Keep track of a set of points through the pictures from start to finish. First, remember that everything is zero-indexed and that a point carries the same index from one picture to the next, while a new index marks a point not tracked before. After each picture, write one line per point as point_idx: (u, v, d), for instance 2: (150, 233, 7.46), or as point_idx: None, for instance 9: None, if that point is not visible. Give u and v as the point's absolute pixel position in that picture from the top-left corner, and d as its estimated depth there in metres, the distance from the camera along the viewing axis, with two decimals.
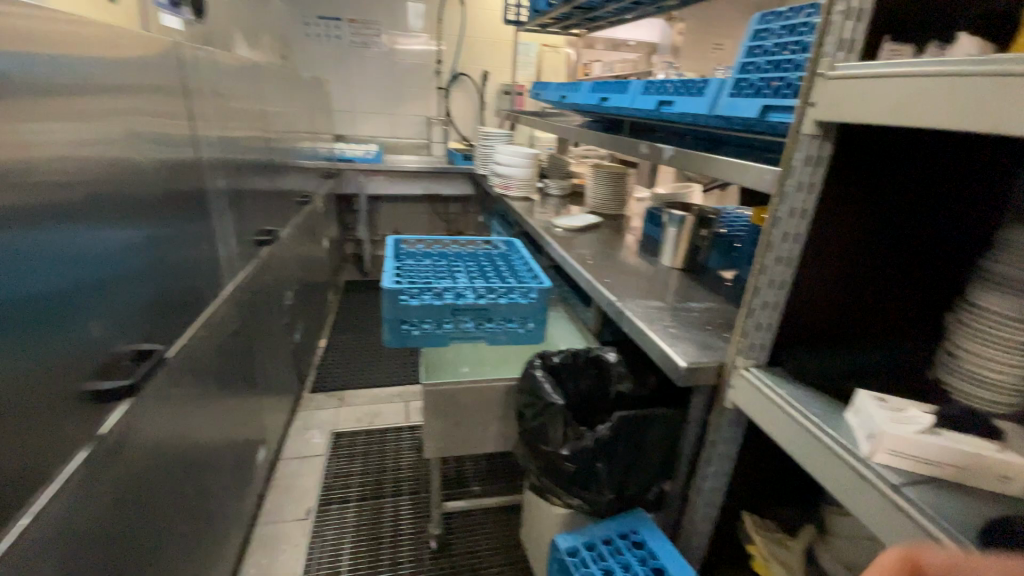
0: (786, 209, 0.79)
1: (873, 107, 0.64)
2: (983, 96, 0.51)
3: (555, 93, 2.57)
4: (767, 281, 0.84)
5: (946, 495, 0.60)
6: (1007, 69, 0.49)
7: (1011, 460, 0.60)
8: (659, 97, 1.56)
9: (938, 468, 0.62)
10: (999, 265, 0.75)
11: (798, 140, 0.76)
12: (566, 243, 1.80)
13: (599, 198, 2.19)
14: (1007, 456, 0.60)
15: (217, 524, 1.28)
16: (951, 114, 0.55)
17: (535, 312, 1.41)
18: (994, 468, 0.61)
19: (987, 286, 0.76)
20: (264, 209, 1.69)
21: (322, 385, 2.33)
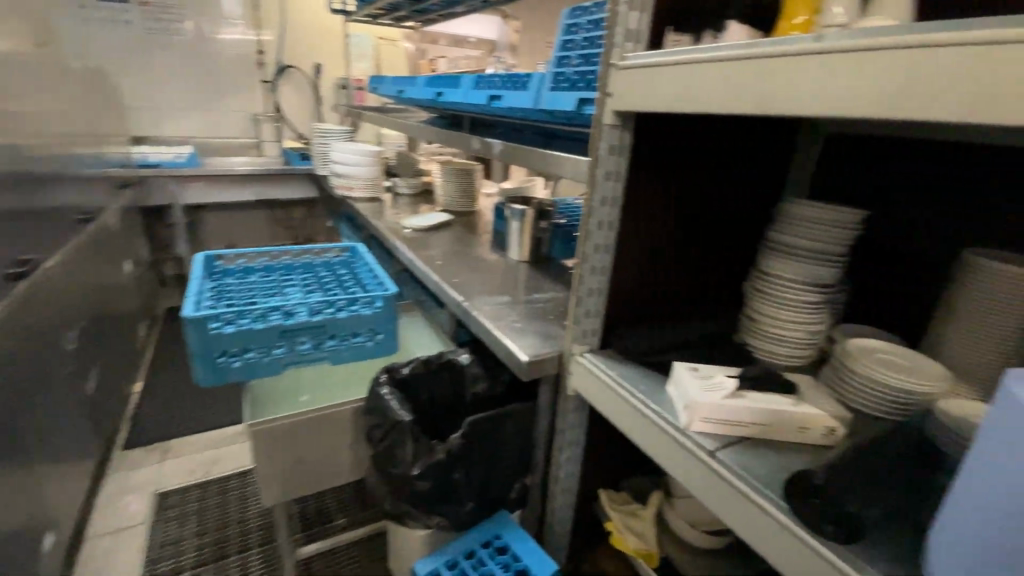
0: (599, 198, 0.81)
1: (662, 93, 0.67)
2: (748, 78, 0.56)
3: (392, 88, 2.45)
4: (590, 269, 0.86)
5: (750, 451, 0.65)
6: (766, 52, 0.54)
7: (797, 410, 0.66)
8: (489, 91, 1.55)
9: (743, 428, 0.67)
10: (787, 239, 0.85)
11: (601, 131, 0.78)
12: (413, 244, 1.71)
13: (447, 195, 2.14)
14: (795, 407, 0.67)
15: None
16: (725, 97, 0.59)
17: (382, 322, 1.31)
18: (789, 420, 0.67)
19: (780, 259, 0.86)
20: (14, 232, 1.32)
21: (140, 437, 1.94)
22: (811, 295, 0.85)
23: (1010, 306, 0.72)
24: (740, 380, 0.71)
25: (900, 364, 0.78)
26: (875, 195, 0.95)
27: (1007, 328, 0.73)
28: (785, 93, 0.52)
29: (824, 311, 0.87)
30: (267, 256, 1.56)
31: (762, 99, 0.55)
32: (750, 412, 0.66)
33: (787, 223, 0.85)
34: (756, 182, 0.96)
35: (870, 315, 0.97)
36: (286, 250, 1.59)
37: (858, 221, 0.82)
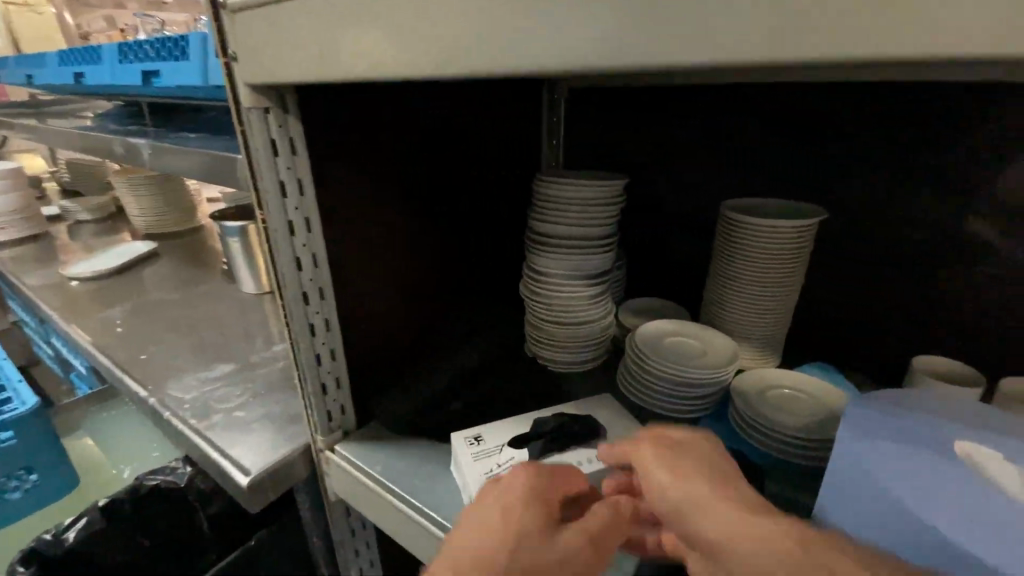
0: (282, 227, 0.51)
1: (306, 49, 0.39)
2: (417, 12, 0.32)
3: (17, 72, 1.66)
4: (305, 332, 0.55)
5: None
6: None
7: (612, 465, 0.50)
8: (141, 66, 1.05)
9: None
10: (565, 225, 0.70)
11: (245, 121, 0.47)
12: (90, 304, 1.16)
13: (146, 214, 1.55)
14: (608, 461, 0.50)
15: None
16: (393, 47, 0.35)
17: (30, 455, 0.87)
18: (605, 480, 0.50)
19: (562, 250, 0.71)
20: None
21: None
22: (590, 288, 0.72)
23: (766, 259, 0.69)
24: (534, 441, 0.52)
25: (691, 348, 0.68)
26: (630, 149, 0.86)
27: (770, 282, 0.70)
28: (476, 31, 0.30)
29: (607, 301, 0.75)
30: None
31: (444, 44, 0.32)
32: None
33: (557, 205, 0.70)
34: (502, 157, 0.77)
35: (653, 280, 0.88)
36: None
37: (619, 193, 0.70)
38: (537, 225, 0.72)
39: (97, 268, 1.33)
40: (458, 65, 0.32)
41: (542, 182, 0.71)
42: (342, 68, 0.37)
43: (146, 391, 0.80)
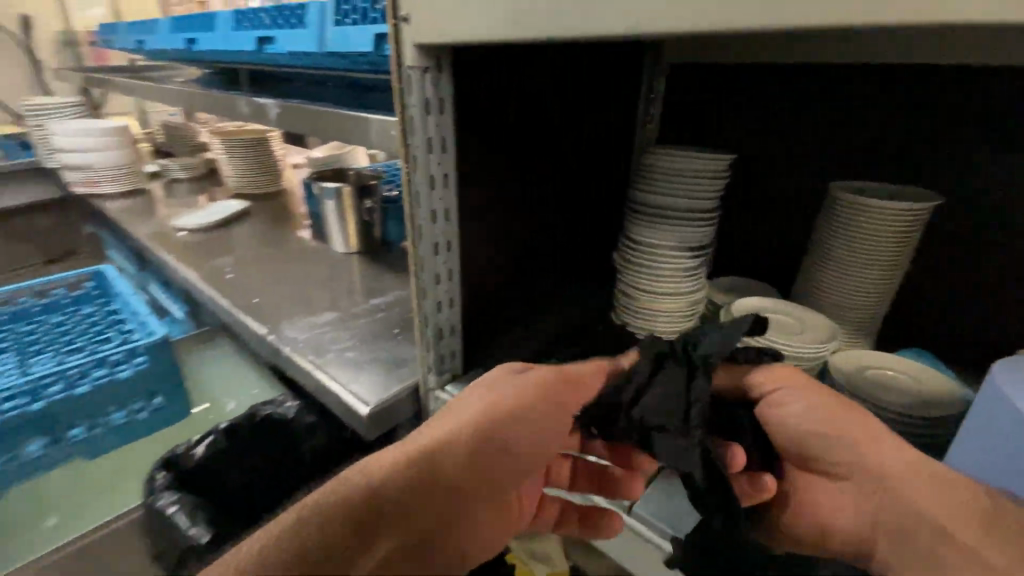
0: (421, 178, 0.56)
1: (477, 15, 0.42)
2: None
3: (130, 38, 1.84)
4: (430, 277, 0.61)
5: None
6: None
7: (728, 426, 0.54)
8: (256, 33, 1.13)
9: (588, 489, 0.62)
10: (682, 200, 0.72)
11: (404, 77, 0.52)
12: (203, 253, 1.29)
13: (240, 176, 1.70)
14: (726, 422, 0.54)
15: None
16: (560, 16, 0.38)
17: (158, 379, 0.93)
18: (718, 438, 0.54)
19: (674, 227, 0.73)
20: None
21: None
22: (699, 260, 0.75)
23: (875, 243, 0.68)
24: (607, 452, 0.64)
25: (786, 323, 0.70)
26: (732, 128, 0.86)
27: (877, 265, 0.69)
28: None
29: (701, 275, 0.76)
30: None
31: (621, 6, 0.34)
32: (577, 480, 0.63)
33: (674, 182, 0.71)
34: (608, 123, 0.79)
35: (742, 260, 0.90)
36: None
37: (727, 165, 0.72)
38: (652, 200, 0.74)
39: (203, 222, 1.47)
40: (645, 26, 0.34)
41: (650, 154, 0.74)
42: (501, 20, 0.41)
43: (264, 329, 0.89)
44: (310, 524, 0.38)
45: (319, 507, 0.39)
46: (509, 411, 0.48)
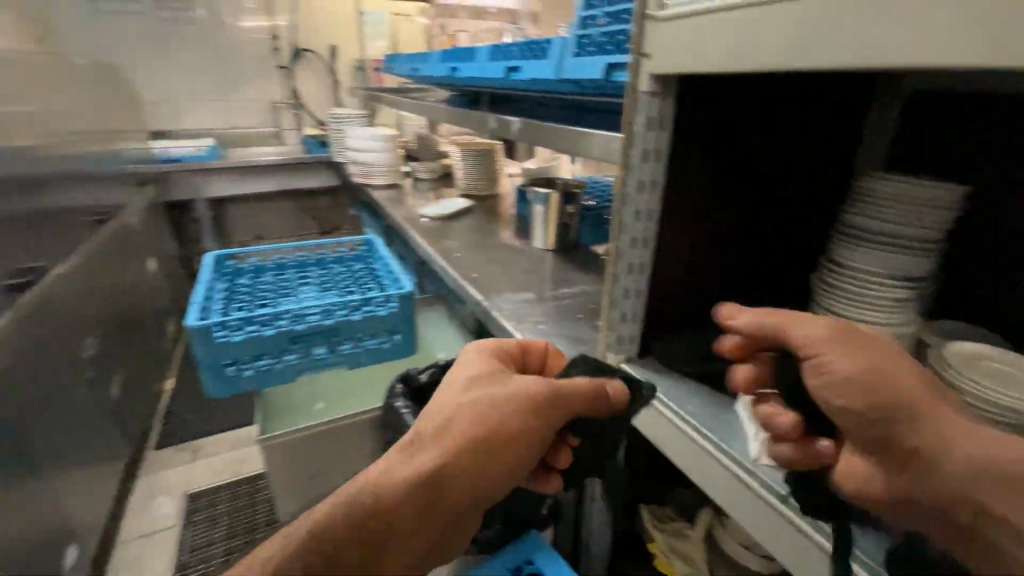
0: (634, 182, 0.68)
1: (708, 53, 0.52)
2: (821, 25, 0.41)
3: (408, 67, 2.37)
4: (625, 267, 0.72)
5: None
6: None
7: None
8: (507, 63, 1.39)
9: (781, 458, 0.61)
10: (918, 229, 0.69)
11: (637, 100, 0.64)
12: (435, 235, 1.62)
13: (467, 178, 2.06)
14: None
15: None
16: (783, 54, 0.45)
17: (399, 322, 1.21)
18: None
19: (903, 257, 0.70)
20: (24, 242, 1.23)
21: (172, 434, 1.87)
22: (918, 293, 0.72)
23: None
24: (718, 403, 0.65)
25: (1009, 375, 0.63)
26: (976, 162, 0.78)
27: None
28: (865, 38, 0.38)
29: (915, 310, 0.72)
30: (280, 253, 1.46)
31: (837, 47, 0.40)
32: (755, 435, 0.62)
33: (907, 212, 0.68)
34: (821, 150, 0.81)
35: (969, 306, 0.81)
36: (301, 244, 1.47)
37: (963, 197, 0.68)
38: (876, 228, 0.71)
39: (438, 212, 1.84)
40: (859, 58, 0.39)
41: (865, 178, 0.73)
42: (730, 56, 0.50)
43: (479, 297, 1.12)
44: (318, 546, 0.52)
45: (327, 528, 0.53)
46: (488, 412, 0.61)
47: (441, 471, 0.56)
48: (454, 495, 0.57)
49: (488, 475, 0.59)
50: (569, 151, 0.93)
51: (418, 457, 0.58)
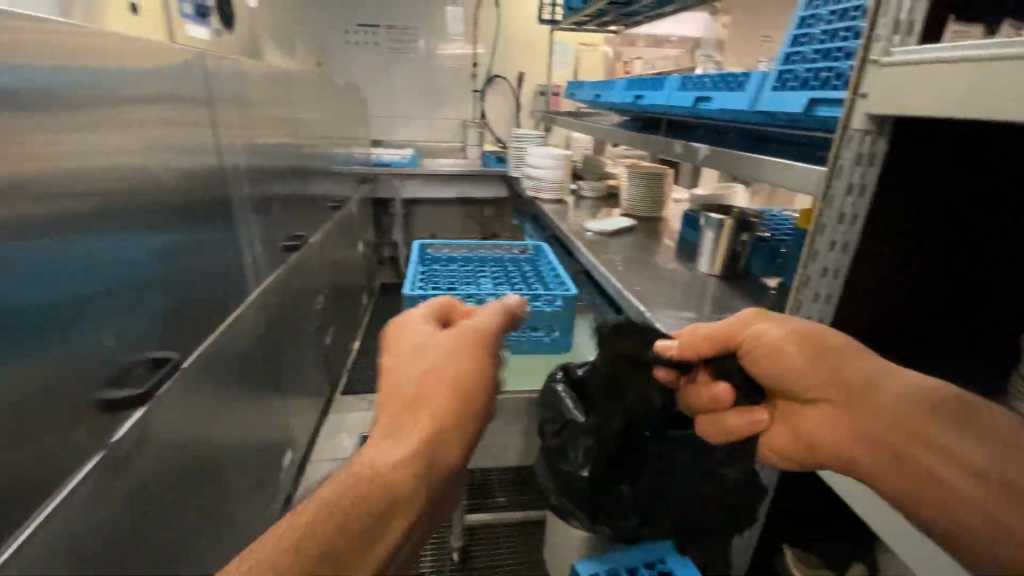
0: (833, 214, 0.70)
1: (934, 99, 0.54)
2: None
3: (590, 93, 2.55)
4: (811, 295, 0.75)
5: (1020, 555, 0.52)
6: None
7: None
8: (696, 93, 1.45)
9: None
10: None
11: (848, 138, 0.68)
12: (599, 249, 1.74)
13: (633, 200, 2.14)
14: None
15: (237, 519, 1.26)
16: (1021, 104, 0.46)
17: (562, 321, 1.33)
18: None
19: None
20: (296, 216, 1.63)
21: (353, 386, 2.24)
22: None
23: None
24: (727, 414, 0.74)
25: None
26: None
27: None
28: None
29: None
30: (467, 249, 1.70)
31: None
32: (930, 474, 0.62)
33: None
34: None
35: None
36: (484, 243, 1.71)
37: None
38: None
39: (603, 229, 1.95)
40: None
41: None
42: (958, 103, 0.51)
43: (643, 309, 1.21)
44: (305, 544, 0.47)
45: (305, 529, 0.48)
46: (406, 398, 0.59)
47: (422, 447, 0.55)
48: (439, 467, 0.56)
49: (444, 432, 0.58)
50: (759, 182, 0.97)
51: (398, 445, 0.55)
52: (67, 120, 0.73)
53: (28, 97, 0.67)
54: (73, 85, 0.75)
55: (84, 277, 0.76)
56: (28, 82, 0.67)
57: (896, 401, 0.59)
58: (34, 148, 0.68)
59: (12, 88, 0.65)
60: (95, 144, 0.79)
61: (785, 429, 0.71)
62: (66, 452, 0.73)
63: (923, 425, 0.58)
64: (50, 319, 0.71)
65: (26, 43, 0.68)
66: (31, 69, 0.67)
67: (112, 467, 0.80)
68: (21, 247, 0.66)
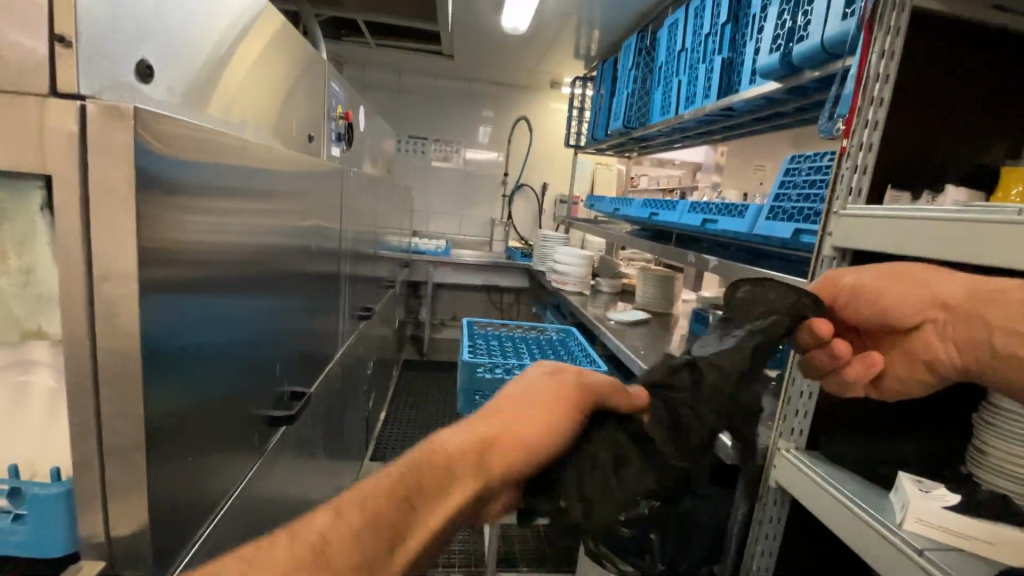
0: None
1: (879, 240, 0.83)
2: (957, 237, 0.70)
3: (609, 205, 2.97)
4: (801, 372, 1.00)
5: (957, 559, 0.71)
6: (967, 218, 0.69)
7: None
8: (705, 215, 1.80)
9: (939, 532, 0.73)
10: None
11: (821, 261, 0.97)
12: (621, 336, 1.99)
13: (647, 297, 2.45)
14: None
15: None
16: (931, 248, 0.74)
17: None
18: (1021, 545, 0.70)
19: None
20: (367, 291, 1.92)
21: (381, 452, 2.38)
22: None
23: None
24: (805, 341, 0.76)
25: None
26: None
27: None
28: (987, 248, 0.66)
29: None
30: (506, 328, 1.96)
31: (965, 252, 0.69)
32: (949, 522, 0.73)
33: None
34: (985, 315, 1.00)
35: None
36: (521, 324, 1.98)
37: None
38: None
39: (622, 319, 2.22)
40: (973, 255, 0.68)
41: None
42: (895, 243, 0.80)
43: None
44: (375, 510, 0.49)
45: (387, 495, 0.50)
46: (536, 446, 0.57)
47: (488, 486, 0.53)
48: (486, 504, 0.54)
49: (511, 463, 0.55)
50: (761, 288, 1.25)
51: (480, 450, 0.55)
52: (285, 211, 1.03)
53: (275, 195, 0.96)
54: (289, 188, 1.05)
55: (275, 325, 0.99)
56: (275, 186, 0.97)
57: (1005, 301, 0.65)
58: (270, 231, 0.96)
59: (271, 191, 0.94)
60: (291, 229, 1.08)
61: (905, 362, 0.76)
62: (247, 454, 0.88)
63: (970, 332, 0.68)
64: (265, 351, 0.94)
65: (278, 165, 0.99)
66: (278, 178, 0.98)
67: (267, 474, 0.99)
68: (261, 299, 0.92)
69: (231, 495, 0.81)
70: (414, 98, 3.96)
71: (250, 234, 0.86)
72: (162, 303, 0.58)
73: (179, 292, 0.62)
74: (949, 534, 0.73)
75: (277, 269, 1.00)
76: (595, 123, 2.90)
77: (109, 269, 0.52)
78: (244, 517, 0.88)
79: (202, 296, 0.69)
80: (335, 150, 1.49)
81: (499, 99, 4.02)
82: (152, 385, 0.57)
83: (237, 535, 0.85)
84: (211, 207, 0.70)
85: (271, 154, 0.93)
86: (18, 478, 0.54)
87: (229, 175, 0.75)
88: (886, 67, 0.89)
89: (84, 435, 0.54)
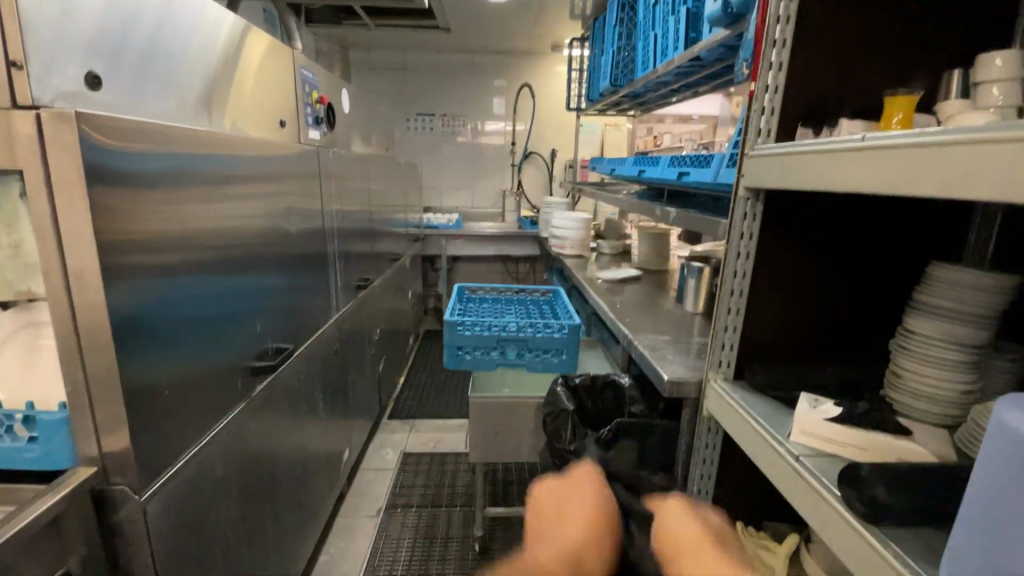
0: (734, 252, 1.03)
1: (768, 178, 0.88)
2: (813, 168, 0.75)
3: (608, 167, 2.99)
4: (726, 309, 1.05)
5: (827, 462, 0.78)
6: (820, 148, 0.73)
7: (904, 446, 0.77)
8: (679, 169, 1.82)
9: (819, 440, 0.82)
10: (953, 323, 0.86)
11: (738, 201, 0.99)
12: (607, 292, 2.07)
13: (642, 254, 2.49)
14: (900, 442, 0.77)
15: (316, 498, 1.58)
16: (804, 179, 0.78)
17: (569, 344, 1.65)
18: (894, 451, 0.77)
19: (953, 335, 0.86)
20: (365, 263, 2.08)
21: (398, 412, 2.59)
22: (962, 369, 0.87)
23: None
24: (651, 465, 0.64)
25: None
26: None
27: None
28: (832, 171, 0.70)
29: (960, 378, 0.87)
30: (496, 291, 2.08)
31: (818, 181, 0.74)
32: (828, 431, 0.81)
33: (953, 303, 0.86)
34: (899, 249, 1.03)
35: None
36: (509, 286, 2.09)
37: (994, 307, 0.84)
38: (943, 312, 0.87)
39: (615, 277, 2.30)
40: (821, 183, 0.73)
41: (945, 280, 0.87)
42: (776, 179, 0.85)
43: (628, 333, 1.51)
44: None
45: None
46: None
47: None
48: None
49: None
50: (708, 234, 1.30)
51: None
52: (259, 191, 1.18)
53: (242, 177, 1.11)
54: (260, 171, 1.20)
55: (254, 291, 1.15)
56: (243, 168, 1.11)
57: None
58: (242, 211, 1.10)
59: (239, 175, 1.09)
60: (267, 207, 1.23)
61: None
62: (232, 398, 1.05)
63: None
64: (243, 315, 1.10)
65: (244, 149, 1.12)
66: (245, 163, 1.12)
67: (258, 418, 1.16)
68: (236, 269, 1.07)
69: (217, 432, 0.99)
70: (419, 75, 4.03)
71: (219, 213, 1.01)
72: (122, 268, 0.74)
73: (139, 261, 0.77)
74: (825, 442, 0.81)
75: (253, 242, 1.16)
76: (590, 84, 2.89)
77: (73, 243, 0.68)
78: (235, 450, 1.06)
79: (167, 264, 0.84)
80: (314, 133, 1.62)
81: (504, 67, 4.03)
82: (121, 331, 0.73)
83: (228, 463, 1.03)
84: (167, 190, 0.84)
85: (236, 140, 1.07)
86: (35, 409, 0.72)
87: (184, 163, 0.89)
88: (786, 8, 0.91)
89: (73, 369, 0.71)
